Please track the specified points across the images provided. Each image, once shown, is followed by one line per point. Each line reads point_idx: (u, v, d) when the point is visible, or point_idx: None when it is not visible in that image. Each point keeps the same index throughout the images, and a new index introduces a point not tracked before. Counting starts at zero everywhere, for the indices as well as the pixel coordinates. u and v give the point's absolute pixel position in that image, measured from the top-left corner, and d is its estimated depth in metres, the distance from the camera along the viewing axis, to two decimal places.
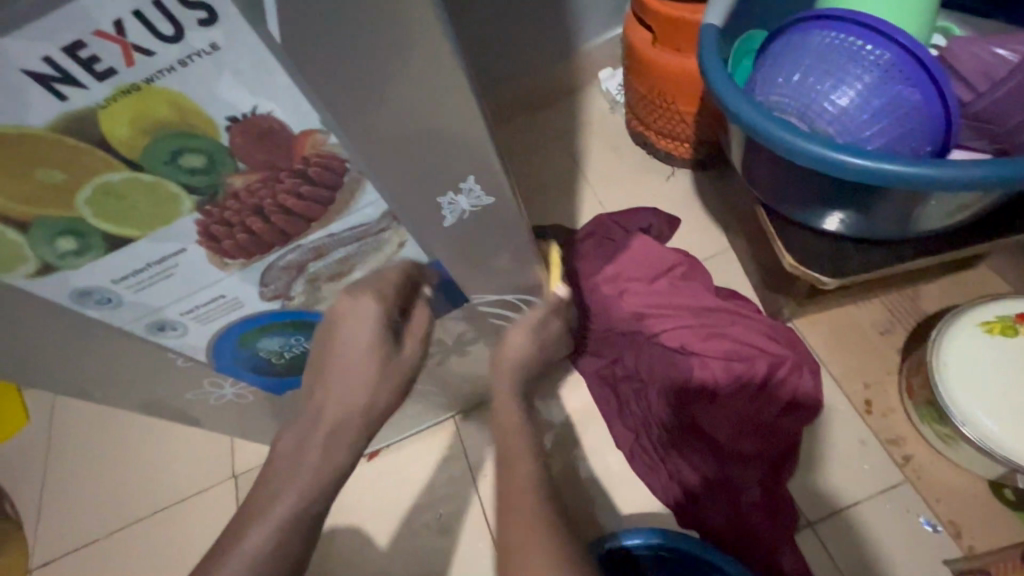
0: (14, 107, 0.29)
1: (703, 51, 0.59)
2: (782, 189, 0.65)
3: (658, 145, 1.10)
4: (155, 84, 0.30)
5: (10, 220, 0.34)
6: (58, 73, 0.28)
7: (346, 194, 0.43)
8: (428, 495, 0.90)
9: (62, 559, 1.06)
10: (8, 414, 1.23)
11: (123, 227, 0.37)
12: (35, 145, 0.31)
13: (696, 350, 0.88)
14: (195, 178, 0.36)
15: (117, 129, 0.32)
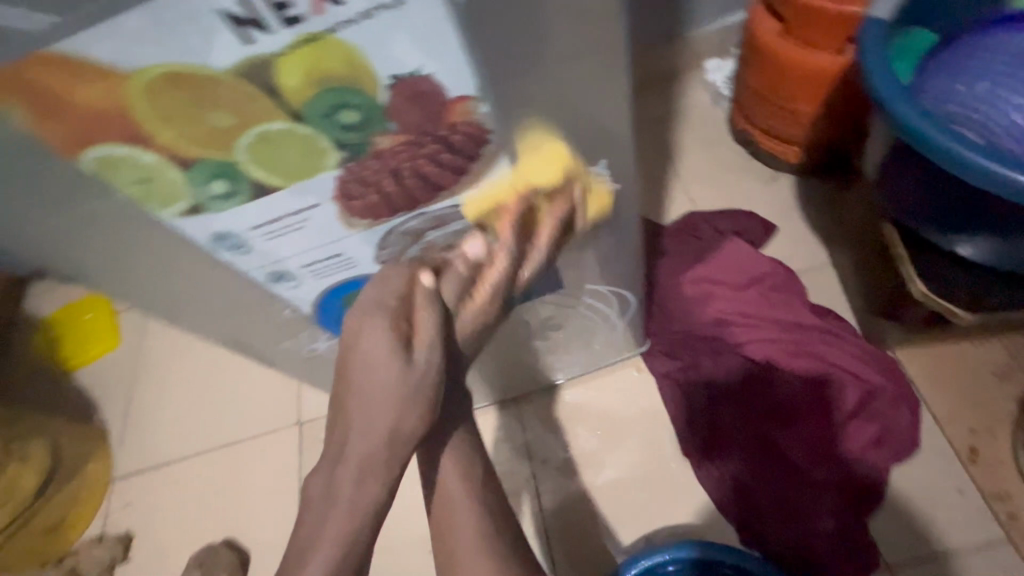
0: (201, 47, 0.29)
1: (863, 45, 0.54)
2: (927, 206, 0.58)
3: (765, 146, 1.03)
4: (335, 34, 0.30)
5: (174, 157, 0.34)
6: (248, 16, 0.28)
7: (482, 165, 0.41)
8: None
9: (138, 476, 1.14)
10: (103, 335, 1.34)
11: (271, 175, 0.37)
12: (211, 87, 0.31)
13: (783, 367, 0.83)
14: (345, 134, 0.36)
15: (289, 79, 0.31)
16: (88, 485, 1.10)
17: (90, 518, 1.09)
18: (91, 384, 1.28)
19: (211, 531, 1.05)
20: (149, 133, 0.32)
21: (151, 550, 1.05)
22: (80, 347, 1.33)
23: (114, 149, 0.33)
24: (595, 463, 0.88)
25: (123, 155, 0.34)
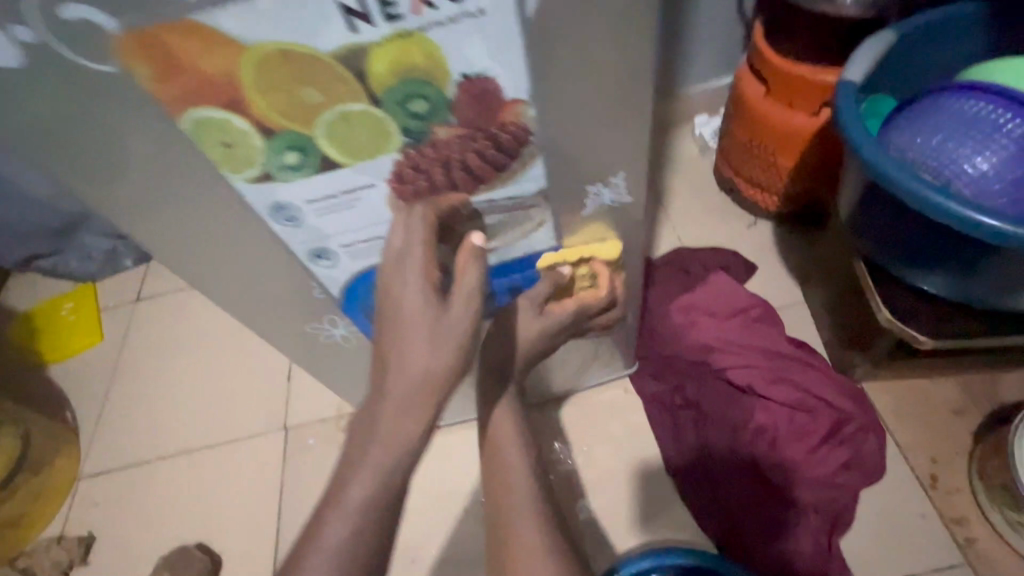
0: (314, 32, 0.34)
1: (839, 102, 0.63)
2: (892, 243, 0.66)
3: (746, 194, 1.13)
4: (425, 33, 0.36)
5: (262, 127, 0.39)
6: (360, 9, 0.34)
7: (520, 164, 0.47)
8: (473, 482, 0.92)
9: (107, 476, 1.10)
10: (86, 330, 1.32)
11: (339, 152, 0.42)
12: (313, 66, 0.36)
13: (762, 393, 0.88)
14: (412, 122, 0.41)
15: (378, 66, 0.37)
16: (55, 481, 1.06)
17: (51, 517, 1.05)
18: (68, 379, 1.25)
19: (181, 534, 1.01)
20: (248, 102, 0.37)
21: (114, 553, 1.01)
22: (61, 341, 1.31)
23: (212, 113, 0.38)
24: (582, 478, 0.90)
25: (217, 119, 0.38)
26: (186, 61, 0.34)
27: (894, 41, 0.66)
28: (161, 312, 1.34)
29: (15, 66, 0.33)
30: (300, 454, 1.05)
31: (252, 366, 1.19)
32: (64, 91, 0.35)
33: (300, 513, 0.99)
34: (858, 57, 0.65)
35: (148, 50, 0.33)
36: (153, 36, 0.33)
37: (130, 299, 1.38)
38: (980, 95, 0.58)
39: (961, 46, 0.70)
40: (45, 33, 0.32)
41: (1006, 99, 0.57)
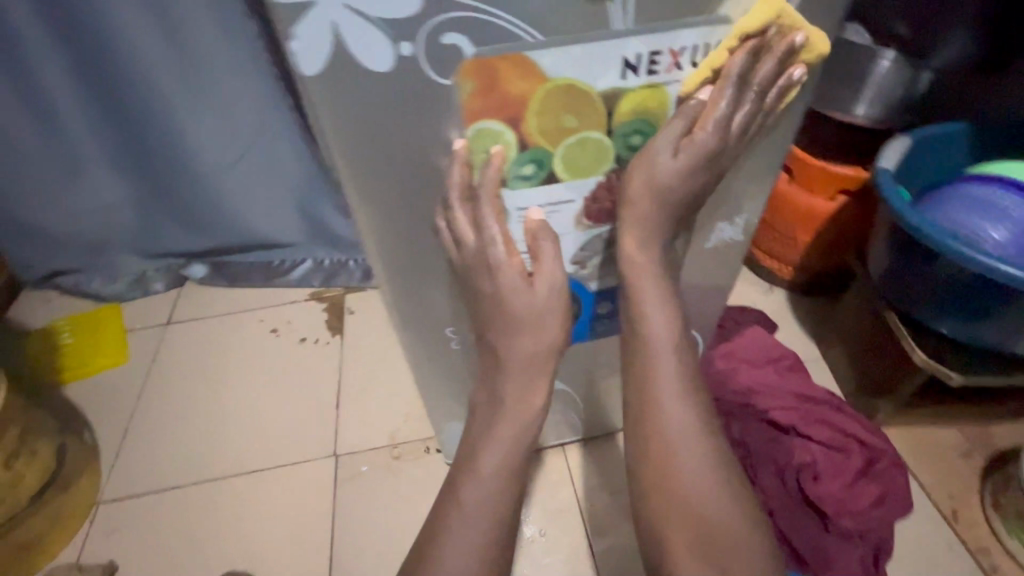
0: (598, 75, 0.46)
1: (880, 183, 0.81)
2: (924, 296, 0.81)
3: (763, 263, 1.29)
4: (665, 87, 0.48)
5: (523, 141, 0.49)
6: (633, 64, 0.46)
7: None
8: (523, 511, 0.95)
9: (133, 501, 1.03)
10: (111, 349, 1.28)
11: (563, 169, 0.52)
12: (584, 100, 0.47)
13: (803, 432, 0.99)
14: (627, 153, 0.53)
15: (624, 106, 0.49)
16: (76, 501, 0.98)
17: (66, 542, 0.96)
18: (87, 398, 1.20)
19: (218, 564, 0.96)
20: (525, 120, 0.47)
21: None
22: (83, 359, 1.27)
23: (492, 124, 0.47)
24: None
25: (494, 129, 0.48)
26: (502, 84, 0.45)
27: (911, 142, 0.86)
28: (196, 336, 1.33)
29: (381, 71, 0.43)
30: (351, 482, 1.03)
31: (297, 393, 1.19)
32: (401, 94, 0.45)
33: (352, 542, 0.97)
34: (888, 152, 0.85)
35: (480, 73, 0.44)
36: (491, 63, 0.44)
37: (161, 322, 1.37)
38: (991, 184, 0.77)
39: (955, 151, 0.92)
40: (421, 49, 0.42)
41: (1012, 188, 0.75)
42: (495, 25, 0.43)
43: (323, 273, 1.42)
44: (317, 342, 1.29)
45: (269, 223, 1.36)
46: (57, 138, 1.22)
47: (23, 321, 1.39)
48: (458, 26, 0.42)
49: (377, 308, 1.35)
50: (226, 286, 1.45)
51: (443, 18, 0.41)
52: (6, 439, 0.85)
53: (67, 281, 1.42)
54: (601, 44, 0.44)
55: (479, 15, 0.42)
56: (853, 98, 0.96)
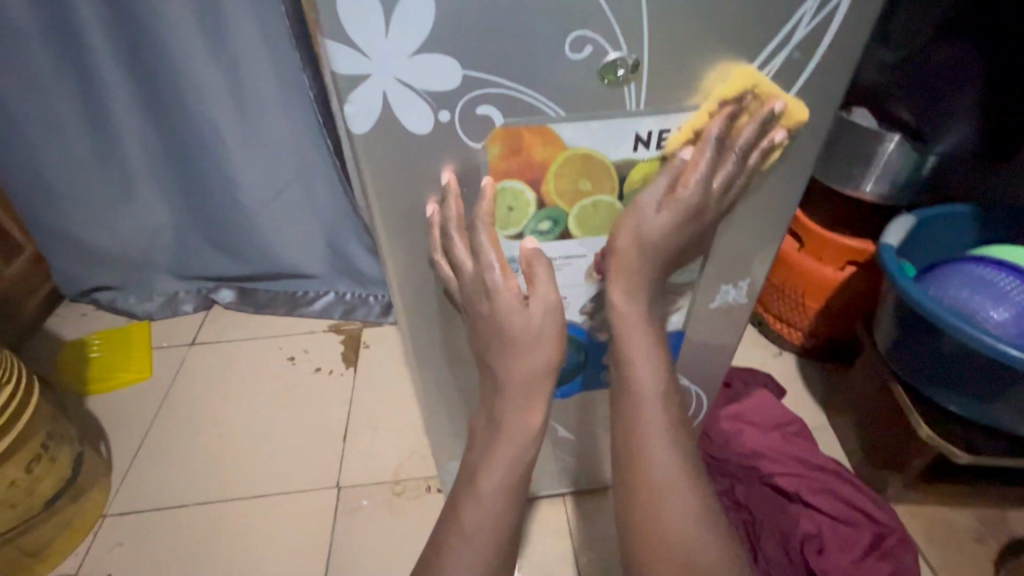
0: (612, 147, 0.51)
1: (883, 257, 0.84)
2: (929, 370, 0.82)
3: (773, 326, 1.31)
4: (673, 160, 0.54)
5: (541, 201, 0.54)
6: (645, 139, 0.52)
7: (686, 258, 0.64)
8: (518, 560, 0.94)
9: (139, 516, 1.05)
10: (136, 365, 1.34)
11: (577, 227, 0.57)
12: (598, 168, 0.52)
13: (808, 500, 0.97)
14: None
15: (635, 174, 0.54)
16: (84, 512, 1.01)
17: (69, 552, 0.98)
18: (108, 410, 1.24)
19: None
20: (544, 182, 0.53)
21: None
22: (109, 373, 1.32)
23: (516, 184, 0.53)
24: None
25: (517, 189, 0.53)
26: (526, 150, 0.50)
27: (915, 220, 0.90)
28: (216, 358, 1.37)
29: (420, 134, 0.49)
30: (351, 515, 1.04)
31: (307, 421, 1.22)
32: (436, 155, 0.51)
33: None
34: (892, 228, 0.88)
35: (507, 139, 0.50)
36: (517, 131, 0.49)
37: (185, 342, 1.42)
38: (992, 266, 0.79)
39: (959, 231, 0.95)
40: (455, 116, 0.48)
41: (1013, 271, 0.78)
42: (521, 100, 0.48)
43: (344, 306, 1.48)
44: (331, 372, 1.33)
45: (297, 256, 1.43)
46: (116, 167, 1.33)
47: (57, 332, 1.46)
48: (488, 99, 0.47)
49: (392, 344, 1.40)
50: (251, 312, 1.51)
51: (475, 93, 0.47)
52: (29, 444, 0.88)
53: (104, 297, 1.51)
54: (616, 121, 0.50)
55: (509, 92, 0.47)
56: (861, 174, 1.03)
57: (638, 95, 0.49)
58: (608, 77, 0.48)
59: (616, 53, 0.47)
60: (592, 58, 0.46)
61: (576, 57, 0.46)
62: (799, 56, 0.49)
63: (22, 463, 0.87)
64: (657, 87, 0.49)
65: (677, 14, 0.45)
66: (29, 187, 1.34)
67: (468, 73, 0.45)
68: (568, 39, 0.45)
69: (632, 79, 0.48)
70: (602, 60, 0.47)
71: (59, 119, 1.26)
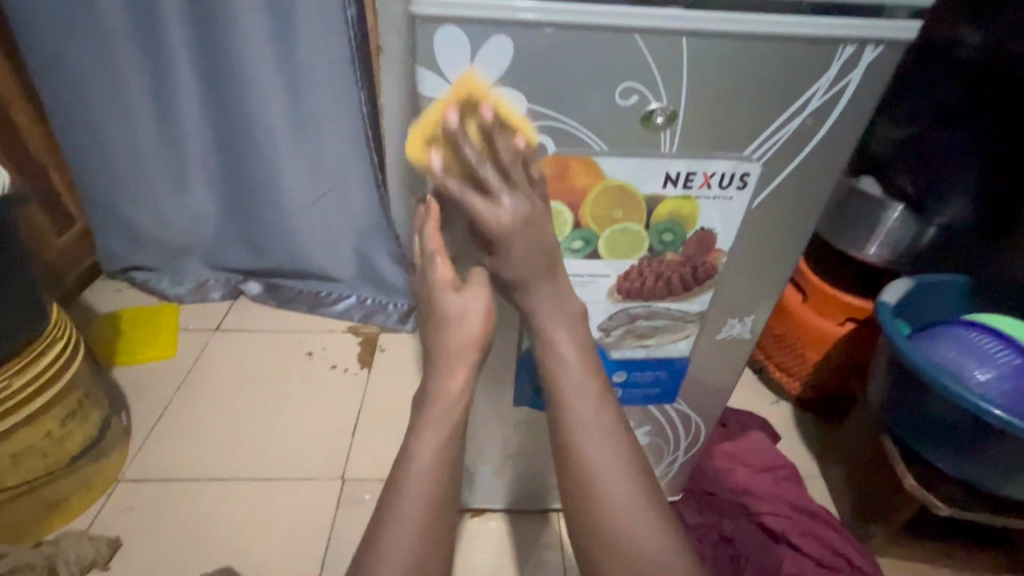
0: (644, 182, 0.59)
1: (880, 313, 0.91)
2: (918, 424, 0.87)
3: (772, 374, 1.35)
4: (696, 199, 0.61)
5: (577, 221, 0.62)
6: (673, 178, 0.59)
7: (699, 290, 0.70)
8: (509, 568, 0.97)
9: (150, 485, 1.09)
10: (162, 343, 1.40)
11: (604, 249, 0.65)
12: (632, 199, 0.60)
13: (794, 542, 1.01)
14: (659, 245, 0.65)
15: (661, 208, 0.62)
16: (101, 474, 1.05)
17: (82, 510, 1.02)
18: (131, 382, 1.30)
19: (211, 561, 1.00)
20: (582, 206, 0.61)
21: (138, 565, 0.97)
22: (135, 347, 1.39)
23: (556, 205, 0.60)
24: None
25: (557, 210, 0.61)
26: (569, 177, 0.58)
27: (914, 284, 0.96)
28: (238, 345, 1.44)
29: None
30: (352, 507, 1.08)
31: (317, 414, 1.27)
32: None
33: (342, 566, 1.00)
34: (891, 288, 0.95)
35: (555, 165, 0.57)
36: (564, 159, 0.57)
37: (209, 327, 1.48)
38: (980, 331, 0.86)
39: (953, 299, 1.01)
40: None
41: (1000, 337, 0.84)
42: (571, 133, 0.55)
43: (364, 310, 1.55)
44: (346, 371, 1.39)
45: (326, 258, 1.51)
46: (173, 155, 1.44)
47: (91, 304, 1.54)
48: (545, 128, 0.55)
49: (407, 352, 1.46)
50: (274, 306, 1.58)
51: (534, 122, 0.54)
52: (68, 400, 0.94)
53: (139, 275, 1.59)
54: (650, 159, 0.57)
55: (563, 126, 0.55)
56: (865, 238, 1.08)
57: (672, 140, 0.56)
58: (647, 123, 0.55)
59: (656, 104, 0.54)
60: (636, 105, 0.54)
61: (624, 102, 0.54)
62: (812, 122, 0.57)
63: (58, 417, 0.92)
64: (688, 135, 0.56)
65: (711, 76, 0.53)
66: (90, 165, 1.45)
67: (532, 107, 0.53)
68: (619, 87, 0.53)
69: (668, 125, 0.55)
70: (645, 107, 0.54)
71: (131, 106, 1.37)
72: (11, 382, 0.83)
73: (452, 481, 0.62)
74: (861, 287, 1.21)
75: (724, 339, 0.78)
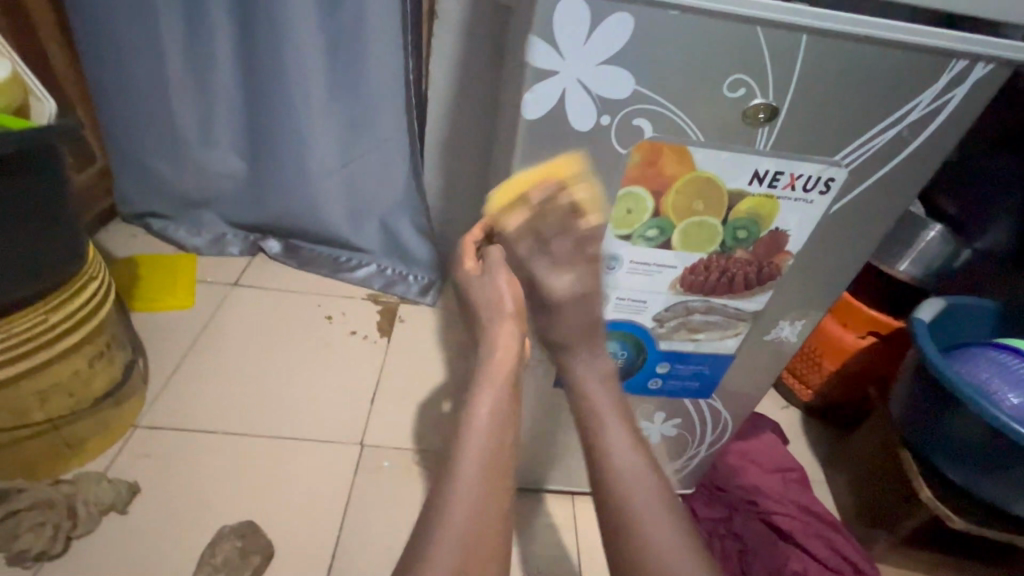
0: (731, 177, 0.59)
1: (915, 330, 0.93)
2: (942, 440, 0.89)
3: (786, 380, 1.38)
4: (777, 199, 0.61)
5: (657, 210, 0.62)
6: (760, 176, 0.59)
7: (759, 289, 0.71)
8: (524, 544, 0.99)
9: (167, 433, 1.08)
10: (180, 293, 1.38)
11: (677, 241, 0.65)
12: (715, 193, 0.60)
13: (801, 542, 1.04)
14: (731, 242, 0.65)
15: (742, 205, 0.62)
16: (121, 418, 1.04)
17: (100, 452, 1.01)
18: (148, 329, 1.28)
19: (233, 515, 0.99)
20: (666, 195, 0.61)
21: (156, 512, 0.96)
22: (152, 295, 1.37)
23: (640, 192, 0.60)
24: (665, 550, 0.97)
25: (640, 196, 0.61)
26: (660, 165, 0.58)
27: (950, 304, 0.98)
28: (257, 302, 1.42)
29: (579, 132, 0.56)
30: (370, 473, 1.09)
31: (336, 378, 1.27)
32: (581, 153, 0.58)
33: (359, 529, 1.00)
34: (926, 307, 0.97)
35: (648, 151, 0.57)
36: (659, 146, 0.56)
37: (228, 281, 1.46)
38: (1014, 356, 0.88)
39: (983, 323, 1.04)
40: (614, 122, 0.55)
41: None
42: (671, 120, 0.55)
43: (384, 279, 1.53)
44: (365, 338, 1.38)
45: (350, 223, 1.49)
46: (200, 102, 1.39)
47: (106, 247, 1.50)
48: (647, 113, 0.54)
49: (426, 325, 1.45)
50: (293, 266, 1.56)
51: (637, 106, 0.54)
52: (97, 340, 0.92)
53: (155, 222, 1.55)
54: (742, 155, 0.57)
55: (664, 112, 0.54)
56: (898, 254, 1.11)
57: (767, 138, 0.56)
58: (748, 118, 0.55)
59: (761, 100, 0.54)
60: (741, 98, 0.54)
61: (730, 94, 0.53)
62: (907, 134, 0.57)
63: (87, 357, 0.90)
64: (784, 134, 0.56)
65: (820, 77, 0.53)
66: (113, 103, 1.39)
67: (638, 90, 0.53)
68: (728, 79, 0.52)
69: (767, 122, 0.55)
70: (748, 102, 0.54)
71: (162, 46, 1.32)
72: (46, 318, 0.82)
73: (507, 454, 0.62)
74: (885, 303, 1.24)
75: (771, 341, 0.79)
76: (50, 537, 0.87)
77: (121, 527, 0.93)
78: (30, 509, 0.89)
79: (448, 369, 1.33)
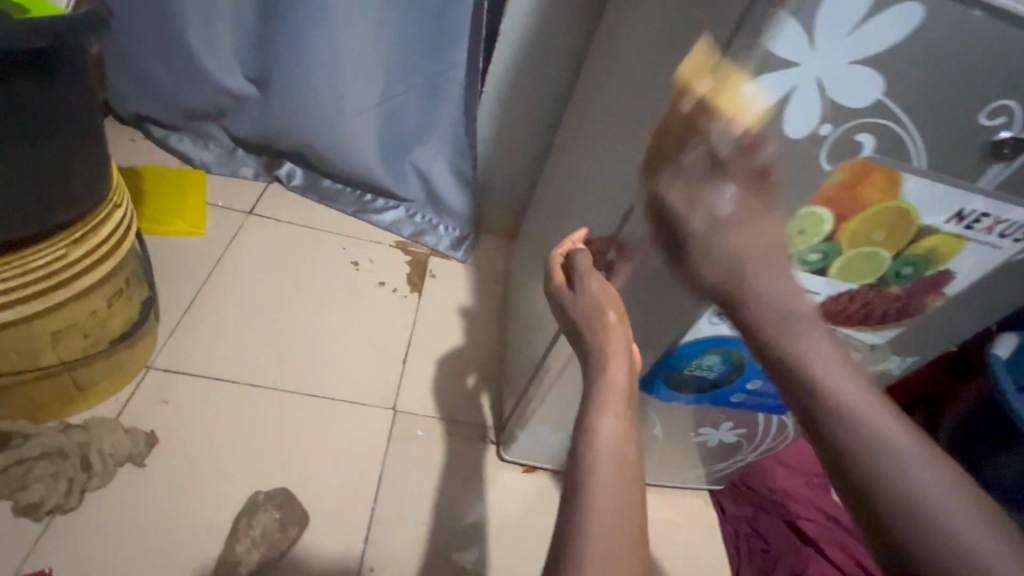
0: (932, 212, 0.51)
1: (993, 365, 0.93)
2: (996, 474, 0.90)
3: None
4: (965, 241, 0.54)
5: (832, 235, 0.54)
6: (963, 215, 0.52)
7: (892, 325, 0.65)
8: None
9: (185, 377, 0.99)
10: (191, 217, 1.24)
11: (837, 270, 0.57)
12: (907, 225, 0.52)
13: (824, 548, 1.06)
14: (892, 278, 0.58)
15: (925, 243, 0.54)
16: (136, 359, 0.93)
17: (113, 393, 0.92)
18: (158, 255, 1.15)
19: (261, 477, 0.92)
20: (851, 221, 0.52)
21: (177, 466, 0.89)
22: (159, 215, 1.22)
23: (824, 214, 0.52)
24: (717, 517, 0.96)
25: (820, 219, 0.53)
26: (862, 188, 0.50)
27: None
28: (277, 237, 1.29)
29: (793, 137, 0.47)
30: (404, 440, 1.04)
31: (366, 333, 1.18)
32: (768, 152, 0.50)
33: (393, 500, 0.96)
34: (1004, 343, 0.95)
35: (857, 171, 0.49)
36: (872, 167, 0.48)
37: (243, 210, 1.32)
38: None
39: None
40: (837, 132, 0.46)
41: None
42: (901, 140, 0.47)
43: (413, 227, 1.41)
44: (395, 292, 1.28)
45: (383, 160, 1.34)
46: None
47: None
48: (877, 128, 0.46)
49: (459, 282, 1.36)
50: (314, 200, 1.41)
51: (872, 119, 0.46)
52: (118, 277, 0.80)
53: (159, 128, 1.36)
54: (959, 190, 0.49)
55: (897, 130, 0.46)
56: None
57: (994, 175, 0.49)
58: (987, 151, 0.47)
59: (1011, 133, 0.46)
60: (991, 127, 0.46)
61: (981, 121, 0.45)
62: None
63: (107, 295, 0.79)
64: (1014, 173, 0.49)
65: None
66: None
67: (880, 100, 0.45)
68: (989, 104, 0.44)
69: (1004, 158, 0.48)
70: (996, 133, 0.46)
71: None
72: (68, 253, 0.70)
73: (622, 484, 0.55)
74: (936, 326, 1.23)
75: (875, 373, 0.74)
76: (64, 492, 0.79)
77: (139, 479, 0.86)
78: (41, 460, 0.80)
79: (481, 335, 1.26)
